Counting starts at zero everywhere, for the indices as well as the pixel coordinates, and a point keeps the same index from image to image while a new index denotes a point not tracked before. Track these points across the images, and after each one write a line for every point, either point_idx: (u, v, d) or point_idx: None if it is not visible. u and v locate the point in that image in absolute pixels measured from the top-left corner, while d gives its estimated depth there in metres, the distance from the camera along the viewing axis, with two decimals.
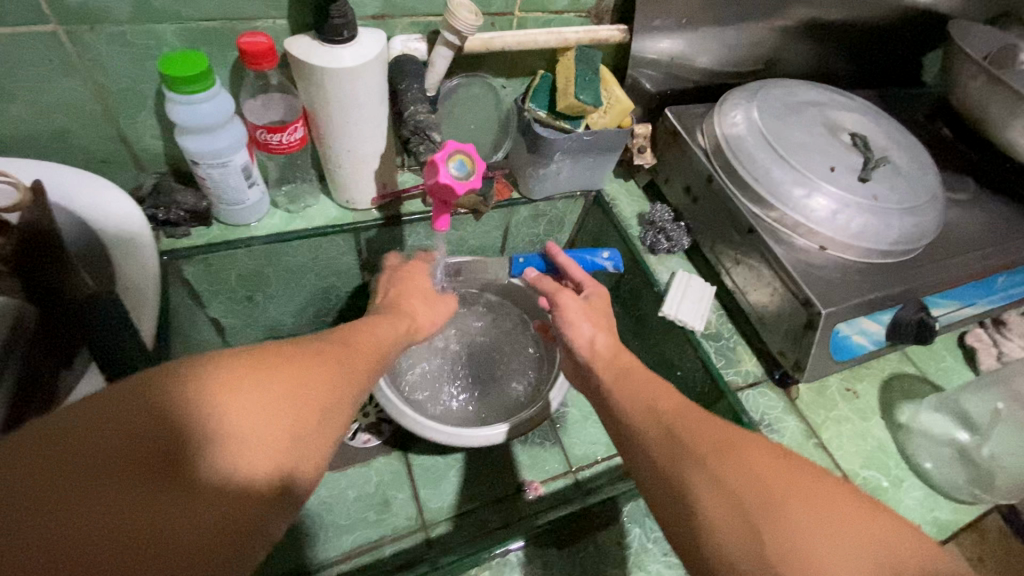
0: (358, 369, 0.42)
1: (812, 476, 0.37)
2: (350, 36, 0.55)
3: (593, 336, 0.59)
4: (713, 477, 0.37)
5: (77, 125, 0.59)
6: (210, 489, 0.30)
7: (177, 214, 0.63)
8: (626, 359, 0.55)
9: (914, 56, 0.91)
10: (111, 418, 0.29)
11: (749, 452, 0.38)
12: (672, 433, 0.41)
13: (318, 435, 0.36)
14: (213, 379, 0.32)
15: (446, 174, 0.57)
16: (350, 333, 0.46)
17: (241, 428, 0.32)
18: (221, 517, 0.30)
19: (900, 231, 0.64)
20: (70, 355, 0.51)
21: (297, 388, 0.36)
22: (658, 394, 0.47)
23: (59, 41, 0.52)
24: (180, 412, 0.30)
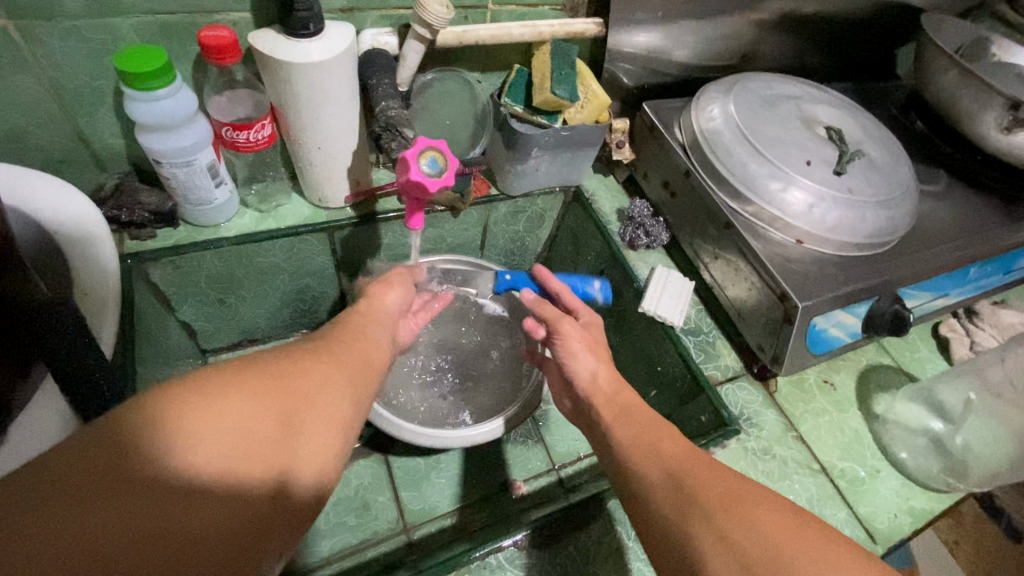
0: (349, 366, 0.42)
1: (821, 536, 0.37)
2: (317, 29, 0.53)
3: (594, 367, 0.56)
4: (720, 534, 0.37)
5: (31, 125, 0.56)
6: (206, 495, 0.29)
7: (141, 215, 0.62)
8: (630, 397, 0.53)
9: (888, 49, 0.92)
10: (93, 435, 0.28)
11: (755, 506, 0.38)
12: (678, 479, 0.41)
13: (316, 433, 0.36)
14: (197, 387, 0.32)
15: (417, 171, 0.56)
16: (337, 333, 0.46)
17: (231, 432, 0.31)
18: (225, 518, 0.29)
19: (875, 223, 0.64)
20: (25, 368, 0.48)
21: (284, 390, 0.35)
22: (659, 434, 0.47)
23: (8, 35, 0.49)
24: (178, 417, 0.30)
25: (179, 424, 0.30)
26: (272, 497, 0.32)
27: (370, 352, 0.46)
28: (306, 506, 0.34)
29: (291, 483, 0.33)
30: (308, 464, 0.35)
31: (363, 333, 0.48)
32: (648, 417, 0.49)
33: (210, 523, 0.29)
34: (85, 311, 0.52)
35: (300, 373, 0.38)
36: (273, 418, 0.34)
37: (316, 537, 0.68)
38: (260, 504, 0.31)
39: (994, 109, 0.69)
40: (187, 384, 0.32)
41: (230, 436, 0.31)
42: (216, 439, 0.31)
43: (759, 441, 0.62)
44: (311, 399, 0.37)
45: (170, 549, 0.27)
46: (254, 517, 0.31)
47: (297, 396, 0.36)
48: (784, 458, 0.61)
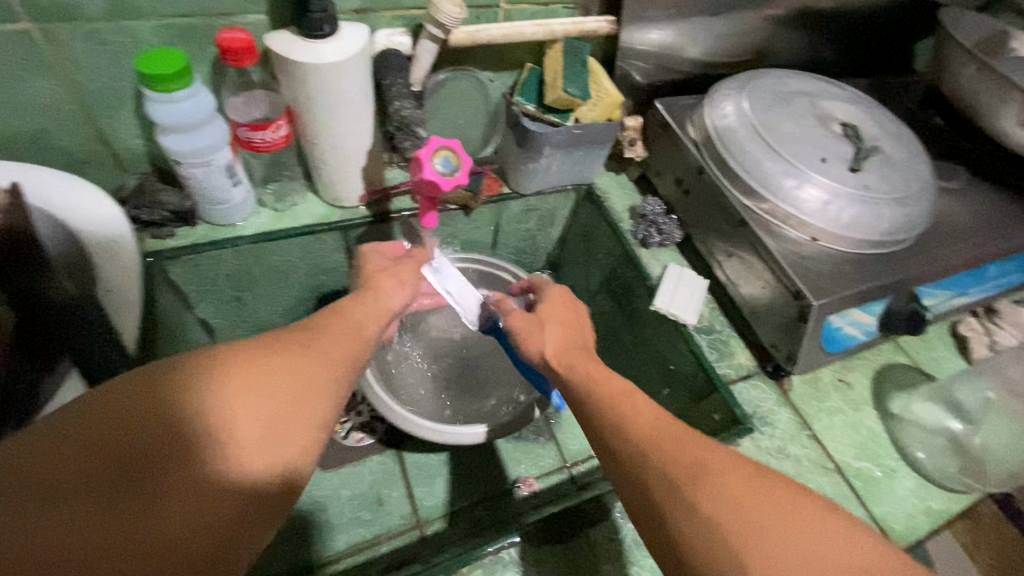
0: (335, 357, 0.40)
1: (792, 497, 0.35)
2: (331, 30, 0.54)
3: (542, 351, 0.54)
4: (690, 505, 0.34)
5: (55, 126, 0.58)
6: (175, 493, 0.29)
7: (161, 215, 0.63)
8: (586, 362, 0.50)
9: (904, 44, 0.91)
10: (67, 434, 0.29)
11: (719, 475, 0.35)
12: (643, 454, 0.38)
13: (298, 424, 0.35)
14: (171, 383, 0.32)
15: (431, 171, 0.56)
16: (329, 321, 0.44)
17: (201, 429, 0.31)
18: (203, 514, 0.30)
19: (892, 221, 0.63)
20: (52, 360, 0.51)
21: (262, 382, 0.35)
22: (620, 403, 0.42)
23: (32, 39, 0.51)
24: (152, 417, 0.31)
25: (149, 422, 0.31)
26: (246, 492, 0.31)
27: (360, 341, 0.44)
28: (284, 501, 0.34)
29: (268, 478, 0.33)
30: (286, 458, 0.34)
31: (356, 322, 0.46)
32: (614, 387, 0.45)
33: (177, 520, 0.29)
34: (108, 308, 0.54)
35: (281, 364, 0.36)
36: (247, 412, 0.33)
37: (330, 531, 0.69)
38: (232, 498, 0.31)
39: (1014, 104, 0.68)
40: (160, 381, 0.32)
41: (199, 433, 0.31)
42: (185, 437, 0.31)
43: (772, 440, 0.62)
44: (291, 390, 0.35)
45: (134, 545, 0.27)
46: (224, 513, 0.30)
47: (277, 388, 0.35)
48: (798, 457, 0.61)
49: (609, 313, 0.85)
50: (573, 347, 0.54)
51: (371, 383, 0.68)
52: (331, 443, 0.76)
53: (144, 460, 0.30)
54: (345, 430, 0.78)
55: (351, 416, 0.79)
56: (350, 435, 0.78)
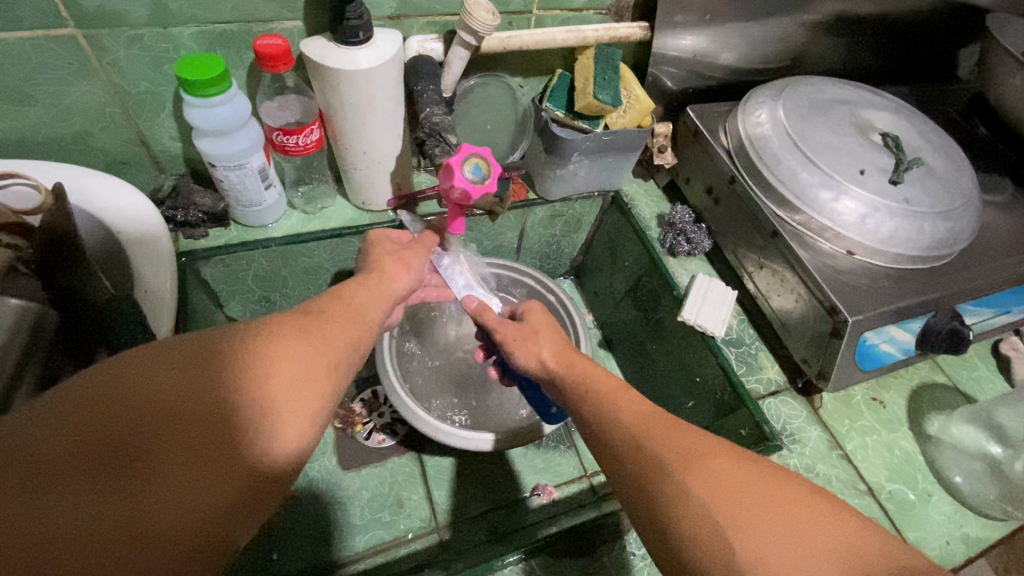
0: (335, 346, 0.39)
1: (781, 479, 0.36)
2: (366, 37, 0.54)
3: (539, 356, 0.55)
4: (680, 490, 0.35)
5: (98, 128, 0.59)
6: (172, 477, 0.29)
7: (195, 216, 0.64)
8: (579, 364, 0.52)
9: (949, 50, 0.88)
10: (60, 416, 0.28)
11: (710, 458, 0.37)
12: (637, 439, 0.39)
13: (295, 413, 0.34)
14: (173, 369, 0.31)
15: (461, 178, 0.57)
16: (330, 307, 0.43)
17: (200, 418, 0.30)
18: (196, 502, 0.29)
19: (933, 235, 0.61)
20: (90, 356, 0.51)
21: (261, 373, 0.34)
22: (613, 400, 0.44)
23: (78, 44, 0.52)
24: (150, 399, 0.30)
25: (141, 407, 0.29)
26: (242, 484, 0.31)
27: (360, 329, 0.43)
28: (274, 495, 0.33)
29: (263, 471, 0.32)
30: (283, 447, 0.33)
31: (357, 308, 0.45)
32: (602, 387, 0.46)
33: (169, 512, 0.28)
34: (145, 308, 0.55)
35: (282, 353, 0.35)
36: (243, 400, 0.32)
37: (352, 531, 0.70)
38: (229, 489, 0.30)
39: None
40: (157, 368, 0.31)
41: (196, 423, 0.30)
42: (185, 426, 0.30)
43: (802, 458, 0.60)
44: (291, 378, 0.35)
45: (124, 535, 0.27)
46: (218, 500, 0.30)
47: (277, 374, 0.34)
48: (828, 477, 0.59)
49: (634, 320, 0.85)
50: (567, 350, 0.56)
51: (394, 386, 0.67)
52: (352, 443, 0.77)
53: (135, 449, 0.29)
54: (366, 431, 0.78)
55: (372, 417, 0.80)
56: (371, 436, 0.78)
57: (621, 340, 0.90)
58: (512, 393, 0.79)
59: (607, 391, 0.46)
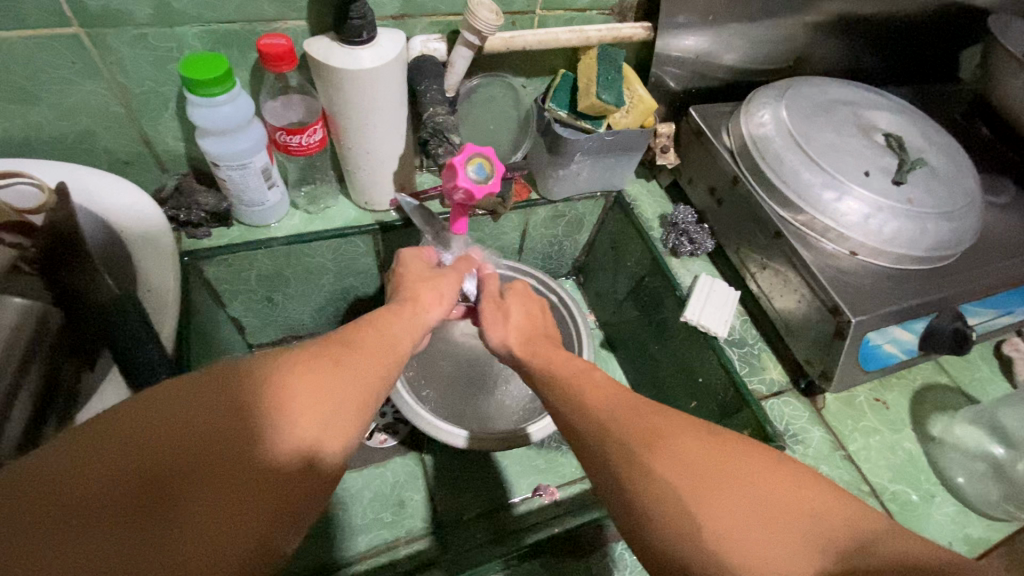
0: (370, 372, 0.40)
1: (744, 454, 0.36)
2: (369, 37, 0.54)
3: (505, 339, 0.56)
4: (647, 472, 0.36)
5: (101, 127, 0.59)
6: (210, 509, 0.29)
7: (198, 215, 0.64)
8: (543, 347, 0.54)
9: (951, 51, 0.88)
10: (102, 444, 0.28)
11: (676, 438, 0.37)
12: (606, 429, 0.40)
13: (331, 442, 0.35)
14: (213, 397, 0.32)
15: (465, 178, 0.57)
16: (364, 332, 0.43)
17: (236, 443, 0.31)
18: (234, 535, 0.29)
19: (936, 236, 0.61)
20: (92, 358, 0.52)
21: (303, 399, 0.34)
22: (581, 385, 0.44)
23: (82, 43, 0.52)
24: (191, 428, 0.30)
25: (181, 435, 0.30)
26: (275, 509, 0.31)
27: (394, 356, 0.44)
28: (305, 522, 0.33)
29: (296, 502, 0.32)
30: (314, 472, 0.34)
31: (393, 333, 0.46)
32: (567, 371, 0.47)
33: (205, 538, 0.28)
34: (147, 309, 0.55)
35: (316, 379, 0.36)
36: (280, 429, 0.33)
37: (354, 531, 0.69)
38: (262, 514, 0.30)
39: None
40: (197, 393, 0.31)
41: (235, 452, 0.30)
42: (223, 457, 0.30)
43: (804, 459, 0.60)
44: (327, 405, 0.35)
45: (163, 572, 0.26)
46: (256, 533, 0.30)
47: (313, 403, 0.35)
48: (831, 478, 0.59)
49: (636, 321, 0.85)
50: (532, 334, 0.57)
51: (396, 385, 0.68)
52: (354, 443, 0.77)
53: (174, 473, 0.29)
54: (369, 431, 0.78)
55: (375, 417, 0.80)
56: (373, 436, 0.78)
57: (623, 340, 0.90)
58: (513, 393, 0.78)
59: (574, 376, 0.46)
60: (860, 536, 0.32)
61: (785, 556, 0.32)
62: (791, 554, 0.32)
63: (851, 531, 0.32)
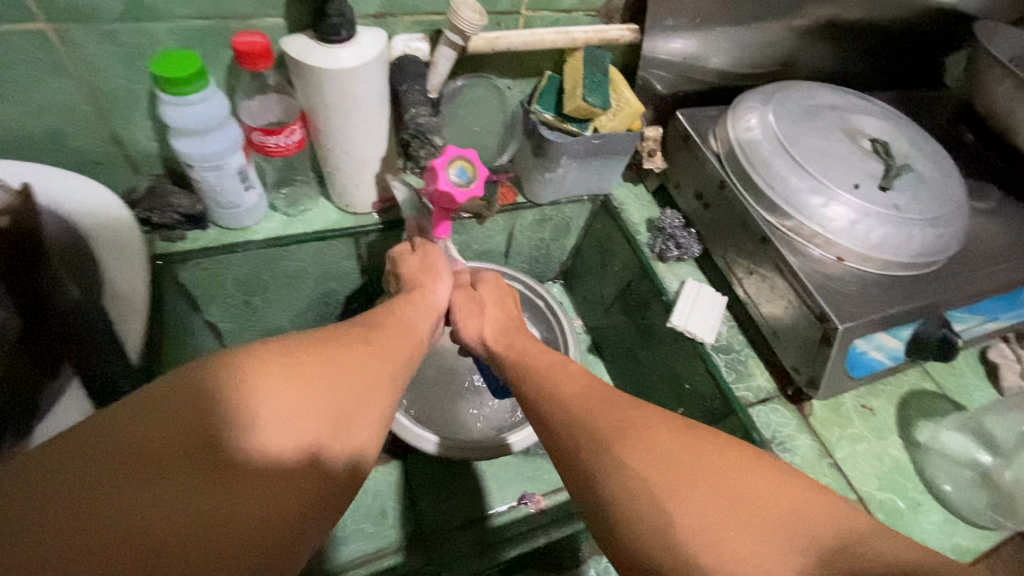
0: (388, 360, 0.45)
1: (718, 448, 0.38)
2: (349, 35, 0.52)
3: (481, 333, 0.61)
4: (618, 464, 0.38)
5: (69, 127, 0.57)
6: (256, 470, 0.33)
7: (171, 218, 0.62)
8: (520, 343, 0.57)
9: (936, 57, 0.88)
10: (166, 407, 0.33)
11: (648, 432, 0.39)
12: (577, 419, 0.42)
13: (359, 419, 0.39)
14: (259, 372, 0.36)
15: (446, 181, 0.55)
16: (383, 329, 0.49)
17: (261, 431, 0.34)
18: (275, 494, 0.33)
19: (923, 242, 0.61)
20: (55, 365, 0.49)
21: (334, 379, 0.39)
22: (557, 376, 0.48)
23: (48, 39, 0.50)
24: (241, 396, 0.35)
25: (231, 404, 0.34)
26: (305, 488, 0.35)
27: (408, 349, 0.49)
28: (339, 500, 0.37)
29: (330, 471, 0.36)
30: (337, 458, 0.37)
31: (408, 328, 0.51)
32: (543, 364, 0.51)
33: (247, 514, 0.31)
34: (114, 314, 0.53)
35: (328, 372, 0.39)
36: (315, 403, 0.37)
37: (337, 541, 0.66)
38: (297, 494, 0.34)
39: None
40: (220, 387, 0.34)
41: (277, 421, 0.35)
42: (268, 425, 0.35)
43: None
44: (354, 387, 0.40)
45: (217, 520, 0.30)
46: (294, 494, 0.34)
47: (341, 384, 0.39)
48: None
49: (623, 326, 0.84)
50: (508, 328, 0.61)
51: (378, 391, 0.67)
52: None
53: (211, 460, 0.32)
54: None
55: None
56: None
57: (610, 345, 0.89)
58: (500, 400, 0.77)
59: (551, 368, 0.50)
60: (839, 534, 0.32)
61: (758, 549, 0.32)
62: (764, 549, 0.32)
63: (828, 528, 0.33)
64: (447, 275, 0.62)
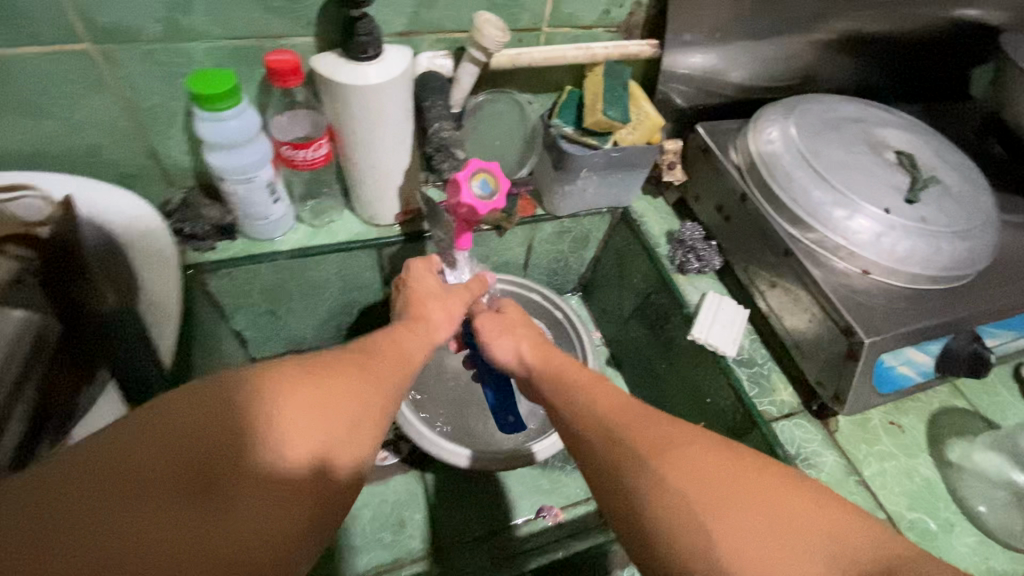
0: (383, 375, 0.43)
1: (757, 467, 0.38)
2: (376, 53, 0.54)
3: (516, 351, 0.57)
4: (657, 480, 0.37)
5: (109, 141, 0.60)
6: (247, 495, 0.33)
7: (203, 228, 0.64)
8: (558, 359, 0.53)
9: (962, 69, 0.87)
10: (161, 431, 0.33)
11: (686, 447, 0.39)
12: (612, 433, 0.42)
13: (354, 439, 0.38)
14: (248, 395, 0.35)
15: (469, 193, 0.56)
16: (378, 342, 0.47)
17: (247, 449, 0.34)
18: (266, 520, 0.33)
19: (952, 255, 0.60)
20: (90, 371, 0.52)
21: (328, 399, 0.38)
22: (591, 391, 0.46)
23: (93, 59, 0.53)
24: (231, 420, 0.34)
25: (221, 426, 0.34)
26: (297, 501, 0.34)
27: (406, 362, 0.47)
28: (330, 519, 0.36)
29: (323, 495, 0.36)
30: (333, 477, 0.36)
31: (403, 342, 0.49)
32: (578, 380, 0.48)
33: (237, 530, 0.32)
34: (147, 321, 0.54)
35: (318, 386, 0.38)
36: (306, 424, 0.36)
37: (353, 552, 0.66)
38: (289, 518, 0.34)
39: None
40: (205, 407, 0.34)
41: (268, 444, 0.34)
42: (254, 448, 0.34)
43: None
44: (350, 406, 0.39)
45: (208, 545, 0.31)
46: (286, 519, 0.33)
47: (335, 402, 0.38)
48: None
49: (642, 339, 0.83)
50: (543, 343, 0.57)
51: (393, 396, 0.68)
52: None
53: (196, 484, 0.32)
54: None
55: None
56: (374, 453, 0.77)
57: (629, 357, 0.88)
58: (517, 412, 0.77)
59: (584, 382, 0.48)
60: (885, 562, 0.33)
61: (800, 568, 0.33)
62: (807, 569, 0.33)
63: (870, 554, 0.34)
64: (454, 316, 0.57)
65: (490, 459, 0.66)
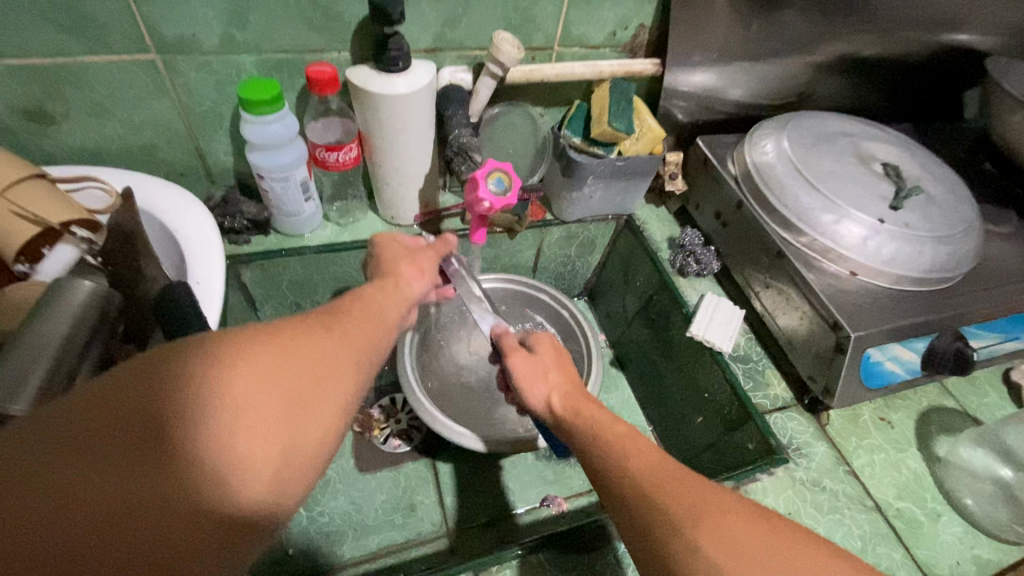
0: (356, 339, 0.38)
1: (796, 544, 0.35)
2: (405, 66, 0.60)
3: (548, 400, 0.54)
4: (694, 551, 0.34)
5: (162, 141, 0.66)
6: (190, 474, 0.27)
7: (241, 223, 0.70)
8: (590, 413, 0.49)
9: (952, 92, 0.92)
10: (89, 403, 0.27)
11: (722, 515, 0.36)
12: (646, 496, 0.38)
13: (322, 409, 0.33)
14: (194, 361, 0.29)
15: (485, 191, 0.62)
16: (351, 305, 0.41)
17: (190, 421, 0.28)
18: (212, 502, 0.27)
19: (934, 258, 0.64)
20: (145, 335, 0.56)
21: (291, 365, 0.32)
22: (626, 447, 0.43)
23: (156, 68, 0.60)
24: (169, 389, 0.28)
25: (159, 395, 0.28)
26: (256, 482, 0.29)
27: (384, 327, 0.42)
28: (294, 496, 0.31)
29: (284, 473, 0.30)
30: (299, 454, 0.31)
31: (379, 308, 0.43)
32: (609, 436, 0.45)
33: (177, 516, 0.26)
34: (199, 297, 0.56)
35: (278, 350, 0.32)
36: (263, 393, 0.30)
37: (364, 531, 0.71)
38: (241, 498, 0.28)
39: None
40: (151, 373, 0.28)
41: (215, 414, 0.28)
42: (195, 418, 0.28)
43: (809, 472, 0.61)
44: (319, 371, 0.33)
45: (141, 532, 0.25)
46: (236, 496, 0.28)
47: (299, 368, 0.32)
48: (834, 490, 0.60)
49: (645, 340, 0.87)
50: (576, 392, 0.54)
51: (409, 383, 0.71)
52: (370, 447, 0.80)
53: (123, 462, 0.26)
54: (384, 435, 0.81)
55: (390, 423, 0.83)
56: (388, 441, 0.81)
57: (632, 358, 0.92)
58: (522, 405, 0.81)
59: (619, 439, 0.44)
60: None
61: None
62: None
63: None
64: (430, 276, 0.54)
65: (500, 444, 0.68)
